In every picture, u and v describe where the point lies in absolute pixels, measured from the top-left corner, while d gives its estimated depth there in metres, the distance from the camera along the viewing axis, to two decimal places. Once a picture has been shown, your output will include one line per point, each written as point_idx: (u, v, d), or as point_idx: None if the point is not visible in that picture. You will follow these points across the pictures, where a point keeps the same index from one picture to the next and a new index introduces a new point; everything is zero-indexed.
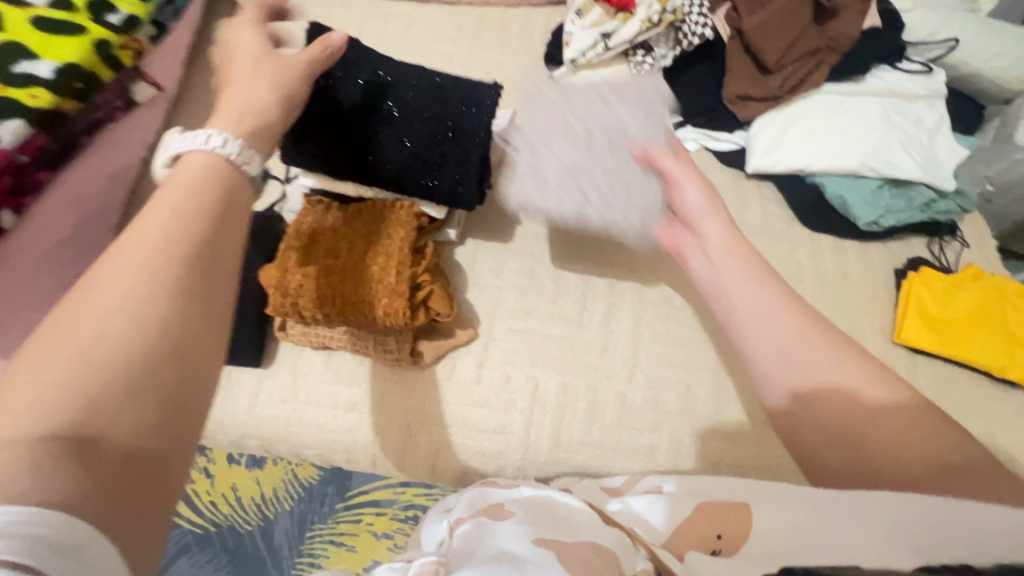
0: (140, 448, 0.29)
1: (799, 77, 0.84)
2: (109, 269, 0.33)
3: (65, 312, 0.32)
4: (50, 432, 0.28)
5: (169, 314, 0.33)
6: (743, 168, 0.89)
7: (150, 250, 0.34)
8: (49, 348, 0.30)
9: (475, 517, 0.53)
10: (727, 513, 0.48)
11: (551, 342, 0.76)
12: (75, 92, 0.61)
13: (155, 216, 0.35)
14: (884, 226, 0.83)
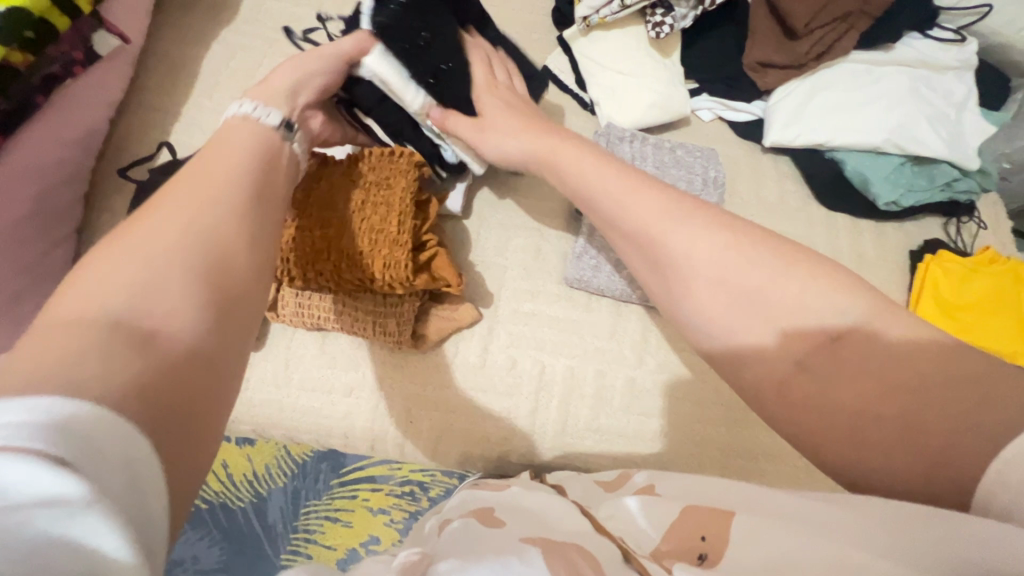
0: (187, 350, 0.33)
1: (827, 43, 0.78)
2: (163, 212, 0.39)
3: (118, 242, 0.36)
4: (111, 325, 0.31)
5: (213, 252, 0.38)
6: (760, 140, 0.84)
7: (201, 201, 0.40)
8: (105, 266, 0.34)
9: (466, 517, 0.50)
10: (716, 514, 0.42)
11: (558, 325, 0.72)
12: (25, 42, 0.54)
13: (205, 173, 0.43)
14: (903, 206, 0.80)
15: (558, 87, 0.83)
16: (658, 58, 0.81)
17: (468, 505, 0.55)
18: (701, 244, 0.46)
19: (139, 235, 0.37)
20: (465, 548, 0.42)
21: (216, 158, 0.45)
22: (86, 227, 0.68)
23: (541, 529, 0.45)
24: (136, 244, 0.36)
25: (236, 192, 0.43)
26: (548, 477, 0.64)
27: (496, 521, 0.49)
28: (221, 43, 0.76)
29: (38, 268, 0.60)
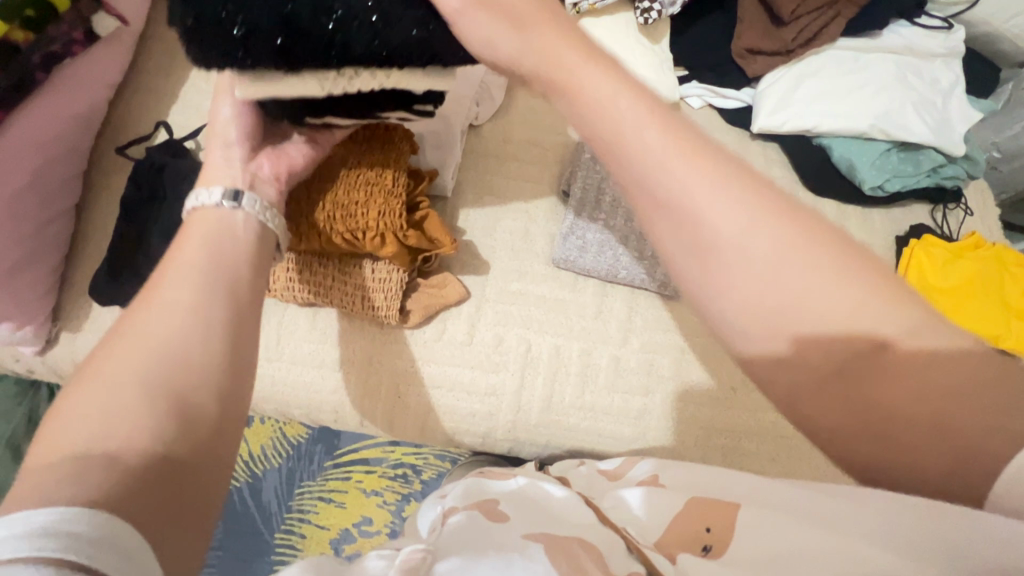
0: (168, 451, 0.34)
1: (814, 30, 0.79)
2: (140, 316, 0.39)
3: (99, 358, 0.37)
4: (88, 451, 0.32)
5: (186, 348, 0.38)
6: (748, 127, 0.85)
7: (171, 296, 0.40)
8: (88, 388, 0.35)
9: (469, 509, 0.49)
10: (719, 507, 0.44)
11: (545, 305, 0.74)
12: (25, 19, 0.56)
13: (177, 263, 0.43)
14: (889, 191, 0.80)
15: None
16: (648, 44, 0.82)
17: (472, 495, 0.54)
18: (727, 222, 0.37)
19: (117, 345, 0.37)
20: (469, 543, 0.42)
21: (188, 242, 0.45)
22: (84, 204, 0.70)
23: (545, 523, 0.46)
24: (113, 371, 0.36)
25: (210, 270, 0.43)
26: (551, 468, 0.65)
27: (501, 516, 0.48)
28: None
29: (34, 241, 0.63)
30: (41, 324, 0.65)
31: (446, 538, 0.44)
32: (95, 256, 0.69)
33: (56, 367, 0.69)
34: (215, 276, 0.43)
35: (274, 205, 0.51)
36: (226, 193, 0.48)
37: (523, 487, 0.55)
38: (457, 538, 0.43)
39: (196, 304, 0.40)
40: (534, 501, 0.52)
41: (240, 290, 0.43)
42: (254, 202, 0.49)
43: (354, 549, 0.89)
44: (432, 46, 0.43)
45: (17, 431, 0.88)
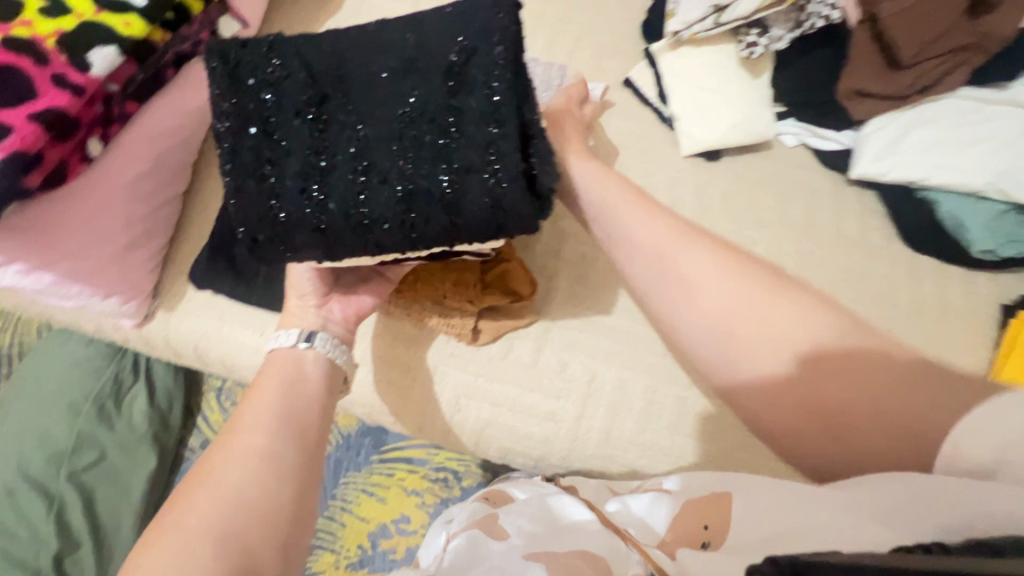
0: None
1: (935, 76, 0.75)
2: (218, 463, 0.45)
3: (180, 501, 0.43)
4: None
5: (254, 494, 0.44)
6: (846, 172, 0.81)
7: (244, 442, 0.46)
8: (165, 538, 0.40)
9: (469, 530, 0.54)
10: (714, 500, 0.46)
11: (613, 336, 0.72)
12: (163, 22, 0.60)
13: (253, 406, 0.49)
14: (1002, 256, 0.74)
15: (640, 100, 0.83)
16: (747, 78, 0.80)
17: (476, 513, 0.58)
18: (684, 254, 0.50)
19: (195, 491, 0.43)
20: (472, 571, 0.47)
21: (263, 383, 0.52)
22: (190, 191, 0.75)
23: (553, 539, 0.52)
24: (192, 516, 0.41)
25: (281, 412, 0.49)
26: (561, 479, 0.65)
27: (501, 535, 0.53)
28: (324, 24, 0.80)
29: (147, 222, 0.68)
30: (143, 300, 0.71)
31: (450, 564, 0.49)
32: (194, 242, 0.74)
33: (150, 338, 0.74)
34: (289, 416, 0.50)
35: (343, 338, 0.59)
36: (301, 334, 0.56)
37: (524, 506, 0.58)
38: (461, 561, 0.49)
39: (267, 445, 0.47)
40: (541, 515, 0.56)
41: (307, 433, 0.50)
42: (325, 341, 0.57)
43: (389, 544, 0.91)
44: (468, 234, 0.44)
45: (103, 389, 0.95)
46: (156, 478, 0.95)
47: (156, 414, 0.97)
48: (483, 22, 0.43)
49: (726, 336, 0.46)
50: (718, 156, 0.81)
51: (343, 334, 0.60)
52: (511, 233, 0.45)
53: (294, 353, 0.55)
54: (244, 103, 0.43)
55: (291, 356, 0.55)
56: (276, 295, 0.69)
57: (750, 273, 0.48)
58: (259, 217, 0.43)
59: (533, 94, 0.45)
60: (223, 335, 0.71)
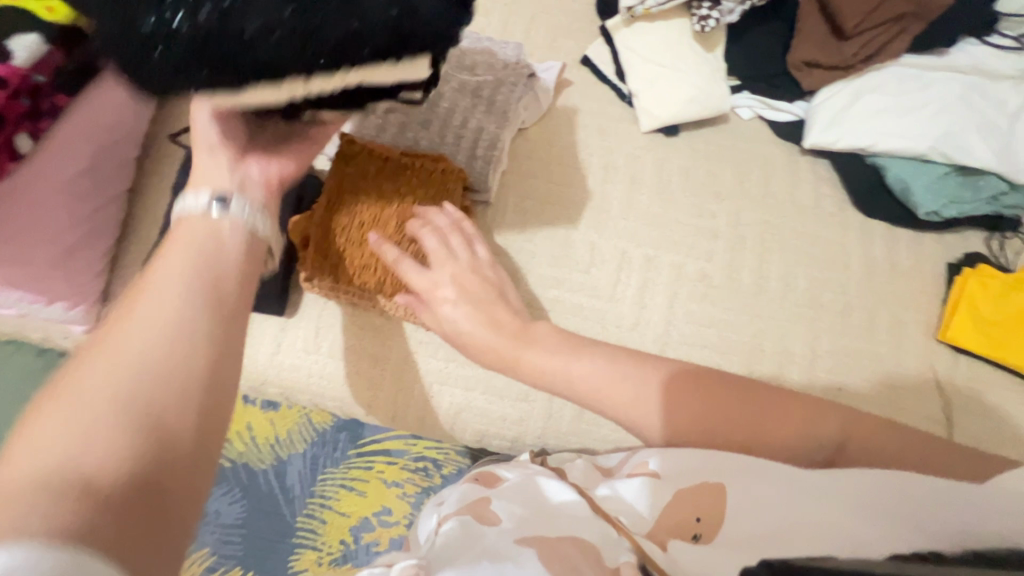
0: (137, 495, 0.29)
1: (877, 45, 0.77)
2: (123, 328, 0.35)
3: (70, 376, 0.33)
4: (36, 494, 0.27)
5: (165, 369, 0.34)
6: (800, 142, 0.83)
7: (151, 310, 0.36)
8: (44, 421, 0.30)
9: (459, 515, 0.52)
10: (704, 489, 0.46)
11: (582, 314, 0.73)
12: None
13: (170, 263, 0.39)
14: (944, 217, 0.78)
15: (597, 77, 0.83)
16: (701, 52, 0.81)
17: (466, 497, 0.56)
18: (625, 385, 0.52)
19: (81, 371, 0.33)
20: (463, 553, 0.45)
21: (175, 245, 0.40)
22: (136, 189, 0.72)
23: (542, 519, 0.49)
24: (83, 393, 0.31)
25: (199, 275, 0.39)
26: (549, 459, 0.66)
27: (491, 519, 0.50)
28: None
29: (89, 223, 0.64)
30: (92, 305, 0.68)
31: (439, 547, 0.48)
32: (144, 242, 0.71)
33: None
34: (204, 280, 0.39)
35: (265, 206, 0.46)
36: (212, 195, 0.44)
37: (515, 488, 0.55)
38: (452, 545, 0.47)
39: (180, 309, 0.36)
40: (528, 498, 0.53)
41: (228, 300, 0.39)
42: (243, 205, 0.44)
43: (373, 537, 0.91)
44: (379, 49, 0.35)
45: None
46: None
47: None
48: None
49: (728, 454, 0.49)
50: (676, 132, 0.82)
51: (264, 197, 0.47)
52: (432, 51, 0.37)
53: (209, 219, 0.43)
54: None
55: (206, 219, 0.42)
56: None
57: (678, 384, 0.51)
58: (136, 55, 0.34)
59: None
60: None
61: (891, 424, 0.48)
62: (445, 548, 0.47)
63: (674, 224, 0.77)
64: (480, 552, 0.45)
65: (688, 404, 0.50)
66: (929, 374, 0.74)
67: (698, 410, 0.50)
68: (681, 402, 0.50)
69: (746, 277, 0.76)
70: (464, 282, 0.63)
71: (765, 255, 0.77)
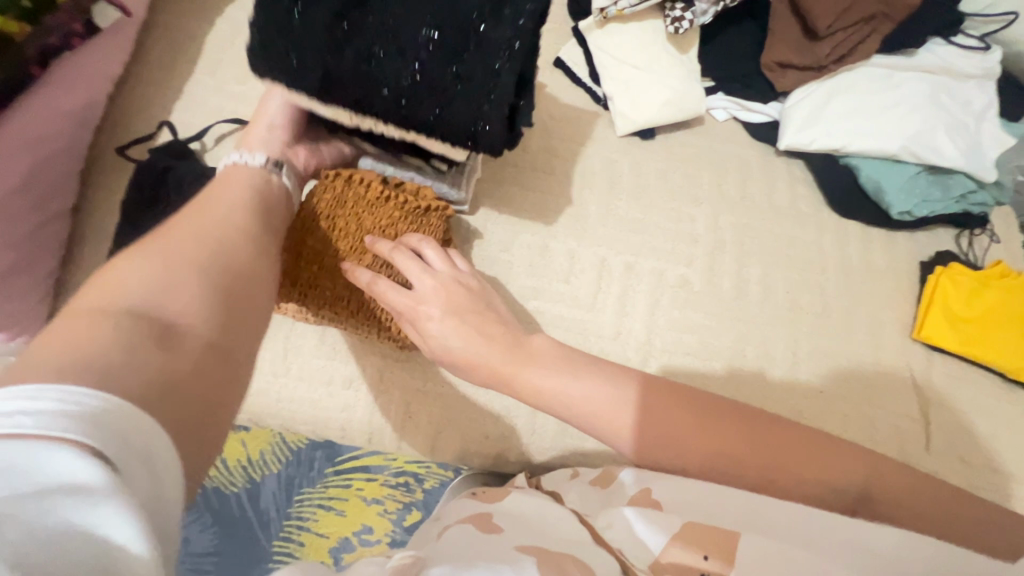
0: (209, 346, 0.39)
1: (849, 46, 0.77)
2: (190, 224, 0.47)
3: (149, 245, 0.44)
4: (135, 316, 0.37)
5: (228, 261, 0.46)
6: (774, 143, 0.82)
7: (218, 219, 0.49)
8: (133, 267, 0.41)
9: (462, 524, 0.49)
10: (714, 530, 0.41)
11: (563, 325, 0.71)
12: (22, 11, 0.53)
13: (231, 192, 0.52)
14: (916, 216, 0.79)
15: (571, 80, 0.81)
16: (675, 53, 0.79)
17: (464, 511, 0.54)
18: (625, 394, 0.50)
19: (160, 243, 0.44)
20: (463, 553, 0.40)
21: (229, 182, 0.54)
22: (81, 206, 0.67)
23: (539, 536, 0.45)
24: (169, 258, 0.43)
25: (259, 206, 0.54)
26: (543, 483, 0.64)
27: (492, 527, 0.48)
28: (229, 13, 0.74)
29: (29, 245, 0.59)
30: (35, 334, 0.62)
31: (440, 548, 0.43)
32: (90, 262, 0.66)
33: None
34: (261, 213, 0.53)
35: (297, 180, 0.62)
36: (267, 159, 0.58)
37: (513, 507, 0.53)
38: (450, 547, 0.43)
39: (243, 225, 0.50)
40: (526, 522, 0.49)
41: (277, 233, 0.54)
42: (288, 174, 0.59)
43: None
44: (445, 131, 0.54)
45: None
46: None
47: None
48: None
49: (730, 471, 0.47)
50: (652, 135, 0.80)
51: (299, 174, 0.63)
52: (478, 149, 0.55)
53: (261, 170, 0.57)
54: None
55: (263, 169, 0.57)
56: None
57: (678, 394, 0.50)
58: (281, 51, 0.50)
59: (536, 49, 0.53)
60: None
61: (913, 470, 0.46)
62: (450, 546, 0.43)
63: (653, 230, 0.76)
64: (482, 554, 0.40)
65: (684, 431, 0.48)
66: (906, 372, 0.74)
67: (703, 430, 0.47)
68: (675, 425, 0.48)
69: (726, 281, 0.76)
70: (450, 294, 0.59)
71: (744, 259, 0.77)
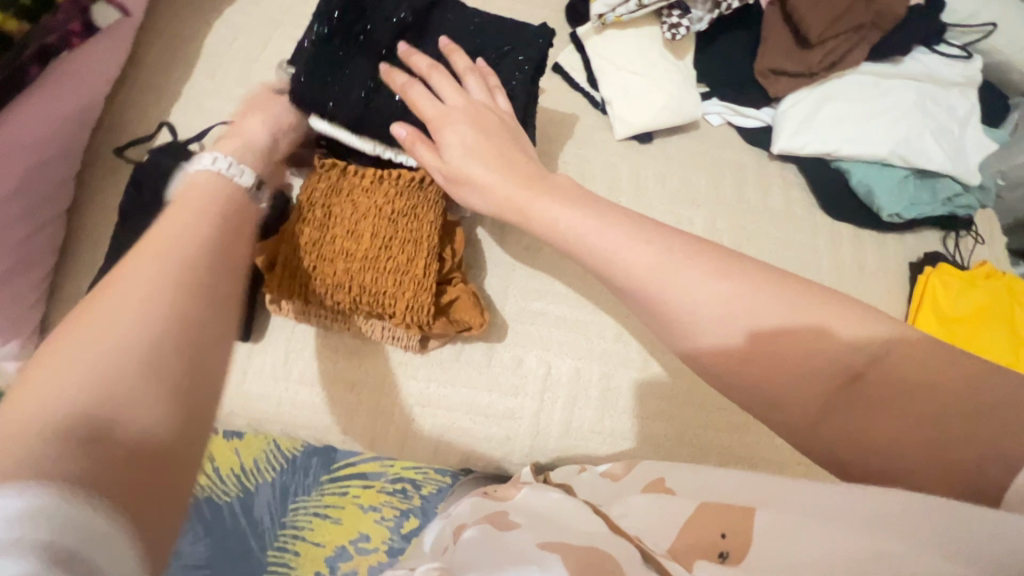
0: (156, 448, 0.29)
1: (839, 53, 0.79)
2: (130, 272, 0.33)
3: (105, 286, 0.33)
4: (80, 401, 0.28)
5: (163, 343, 0.31)
6: (767, 147, 0.84)
7: (150, 275, 0.33)
8: (100, 311, 0.31)
9: (480, 524, 0.51)
10: (728, 510, 0.43)
11: (565, 326, 0.71)
12: (20, 8, 0.52)
13: (168, 228, 0.37)
14: (905, 219, 0.81)
15: (570, 85, 0.82)
16: (671, 59, 0.81)
17: (479, 511, 0.56)
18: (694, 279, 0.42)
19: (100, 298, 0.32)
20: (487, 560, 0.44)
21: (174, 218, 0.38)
22: (75, 208, 0.65)
23: (556, 532, 0.47)
24: (107, 324, 0.31)
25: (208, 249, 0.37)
26: (552, 475, 0.65)
27: (509, 525, 0.50)
28: (230, 16, 0.74)
29: (24, 247, 0.58)
30: (28, 338, 0.60)
31: (461, 554, 0.48)
32: (85, 265, 0.64)
33: None
34: (187, 267, 0.35)
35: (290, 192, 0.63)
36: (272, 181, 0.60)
37: (527, 504, 0.55)
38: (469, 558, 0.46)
39: (158, 292, 0.32)
40: (541, 518, 0.51)
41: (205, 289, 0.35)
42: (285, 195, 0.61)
43: (350, 566, 0.86)
44: None
45: None
46: None
47: None
48: (528, 33, 0.64)
49: (790, 368, 0.40)
50: (649, 139, 0.81)
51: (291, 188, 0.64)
52: None
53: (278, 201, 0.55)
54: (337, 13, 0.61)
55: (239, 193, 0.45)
56: None
57: (758, 283, 0.41)
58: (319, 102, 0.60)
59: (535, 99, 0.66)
60: None
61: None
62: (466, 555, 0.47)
63: None
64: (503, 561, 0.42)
65: (766, 312, 0.40)
66: None
67: (765, 318, 0.40)
68: (756, 305, 0.40)
69: None
70: (477, 117, 0.55)
71: None
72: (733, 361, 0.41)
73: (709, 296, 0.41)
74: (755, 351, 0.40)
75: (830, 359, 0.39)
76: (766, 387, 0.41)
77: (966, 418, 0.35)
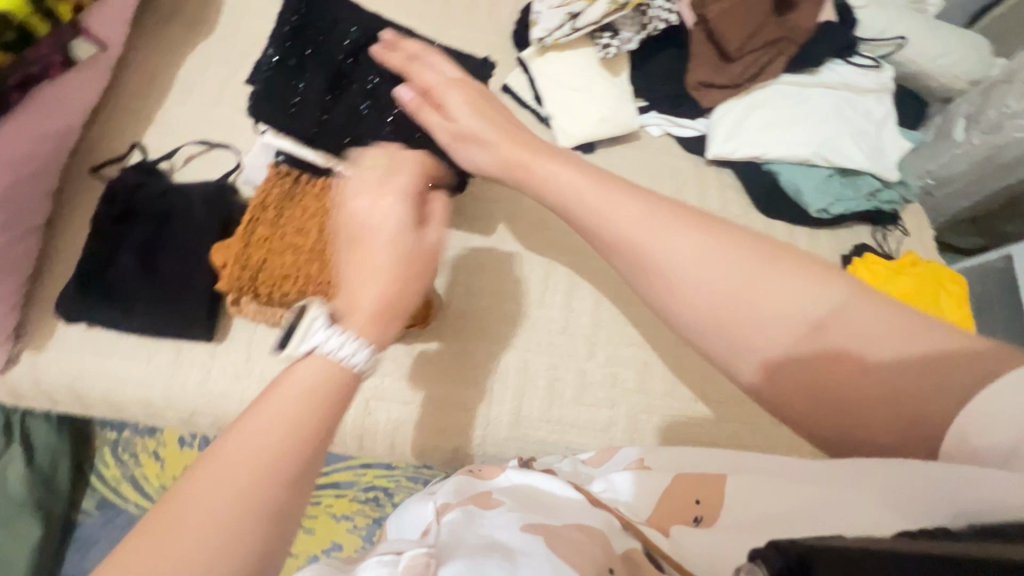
0: None
1: (759, 65, 0.88)
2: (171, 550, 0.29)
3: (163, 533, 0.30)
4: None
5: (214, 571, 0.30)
6: (703, 154, 0.90)
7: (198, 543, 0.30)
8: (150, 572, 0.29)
9: (462, 504, 0.49)
10: (708, 479, 0.49)
11: (514, 321, 0.76)
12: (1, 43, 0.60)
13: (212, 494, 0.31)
14: (833, 214, 0.87)
15: (517, 103, 0.89)
16: (608, 77, 0.89)
17: (463, 490, 0.55)
18: (671, 235, 0.47)
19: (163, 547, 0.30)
20: (470, 537, 0.42)
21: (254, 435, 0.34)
22: (53, 223, 0.71)
23: (545, 512, 0.47)
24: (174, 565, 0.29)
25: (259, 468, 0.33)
26: (536, 464, 0.67)
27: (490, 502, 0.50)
28: (201, 49, 0.82)
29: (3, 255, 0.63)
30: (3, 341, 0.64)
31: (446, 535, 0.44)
32: (60, 274, 0.69)
33: (14, 385, 0.68)
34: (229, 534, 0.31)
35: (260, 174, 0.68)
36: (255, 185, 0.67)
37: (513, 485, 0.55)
38: (458, 531, 0.43)
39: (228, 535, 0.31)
40: (527, 497, 0.51)
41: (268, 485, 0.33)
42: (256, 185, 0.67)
43: None
44: None
45: None
46: (42, 549, 0.87)
47: (37, 478, 0.88)
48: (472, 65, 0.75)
49: (751, 313, 0.44)
50: (592, 149, 0.88)
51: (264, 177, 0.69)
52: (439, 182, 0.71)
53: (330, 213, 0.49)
54: (295, 46, 0.69)
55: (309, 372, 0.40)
56: (164, 320, 0.66)
57: (723, 242, 0.46)
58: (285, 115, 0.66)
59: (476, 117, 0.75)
60: (102, 369, 0.67)
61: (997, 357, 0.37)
62: (451, 534, 0.44)
63: None
64: (485, 544, 0.41)
65: (729, 266, 0.45)
66: None
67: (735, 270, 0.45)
68: (725, 262, 0.45)
69: None
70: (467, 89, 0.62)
71: None
72: (702, 310, 0.46)
73: (684, 244, 0.46)
74: (724, 305, 0.45)
75: (785, 312, 0.43)
76: (730, 337, 0.45)
77: (923, 371, 0.38)
